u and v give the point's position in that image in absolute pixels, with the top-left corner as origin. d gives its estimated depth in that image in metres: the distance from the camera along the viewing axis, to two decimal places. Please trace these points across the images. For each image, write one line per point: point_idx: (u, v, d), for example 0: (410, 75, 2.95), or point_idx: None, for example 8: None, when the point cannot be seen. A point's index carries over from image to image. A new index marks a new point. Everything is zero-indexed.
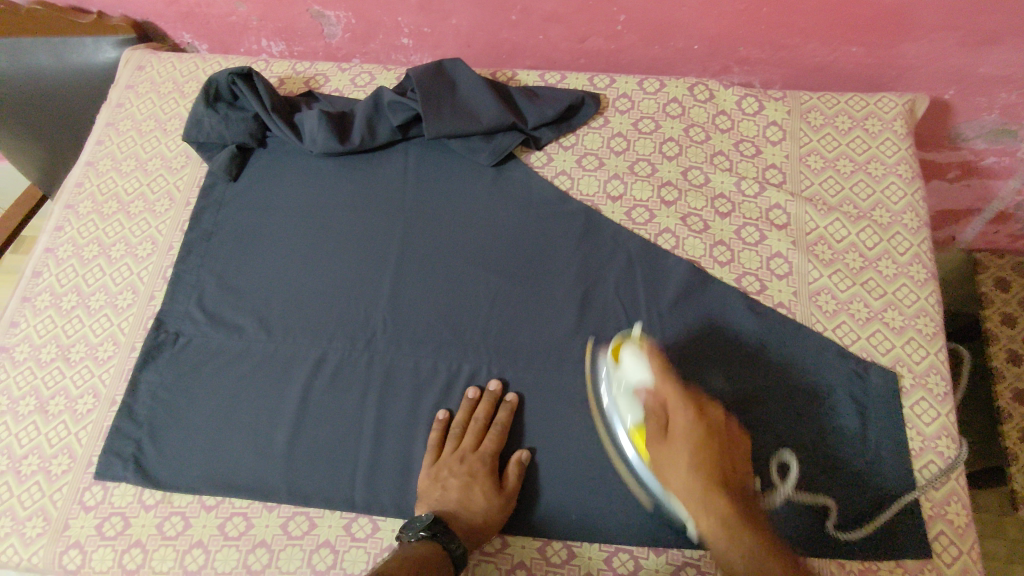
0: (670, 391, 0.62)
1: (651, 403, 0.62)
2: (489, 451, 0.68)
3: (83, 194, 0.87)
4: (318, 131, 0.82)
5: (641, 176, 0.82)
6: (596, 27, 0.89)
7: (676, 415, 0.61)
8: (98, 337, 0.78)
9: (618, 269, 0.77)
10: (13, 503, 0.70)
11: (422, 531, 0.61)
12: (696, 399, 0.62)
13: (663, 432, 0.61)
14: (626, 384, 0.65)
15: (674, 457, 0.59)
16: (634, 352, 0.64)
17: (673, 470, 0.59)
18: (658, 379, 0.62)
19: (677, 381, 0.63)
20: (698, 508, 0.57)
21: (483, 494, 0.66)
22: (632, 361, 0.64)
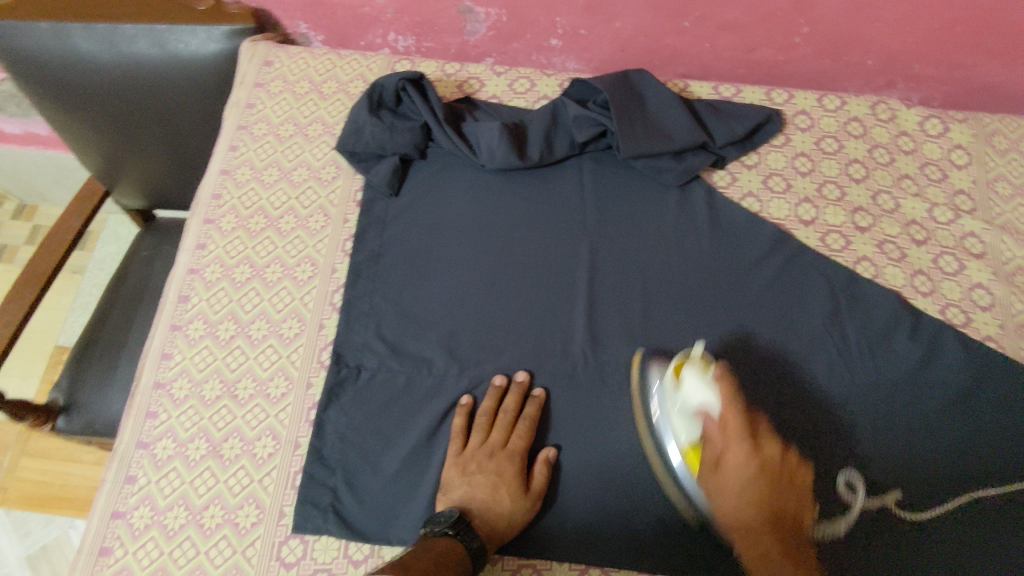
0: (733, 423, 0.60)
1: (710, 428, 0.61)
2: (518, 449, 0.65)
3: (223, 207, 0.79)
4: (497, 145, 0.76)
5: (831, 201, 0.79)
6: (772, 37, 0.84)
7: (732, 449, 0.59)
8: (267, 371, 0.71)
9: (822, 296, 0.73)
10: (201, 562, 0.63)
11: (446, 528, 0.58)
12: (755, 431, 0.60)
13: (716, 466, 0.60)
14: (686, 406, 0.62)
15: (726, 491, 0.58)
16: (697, 375, 0.62)
17: (724, 480, 0.59)
18: (725, 409, 0.60)
19: (741, 413, 0.61)
20: (742, 541, 0.57)
21: (509, 491, 0.62)
22: (699, 386, 0.62)
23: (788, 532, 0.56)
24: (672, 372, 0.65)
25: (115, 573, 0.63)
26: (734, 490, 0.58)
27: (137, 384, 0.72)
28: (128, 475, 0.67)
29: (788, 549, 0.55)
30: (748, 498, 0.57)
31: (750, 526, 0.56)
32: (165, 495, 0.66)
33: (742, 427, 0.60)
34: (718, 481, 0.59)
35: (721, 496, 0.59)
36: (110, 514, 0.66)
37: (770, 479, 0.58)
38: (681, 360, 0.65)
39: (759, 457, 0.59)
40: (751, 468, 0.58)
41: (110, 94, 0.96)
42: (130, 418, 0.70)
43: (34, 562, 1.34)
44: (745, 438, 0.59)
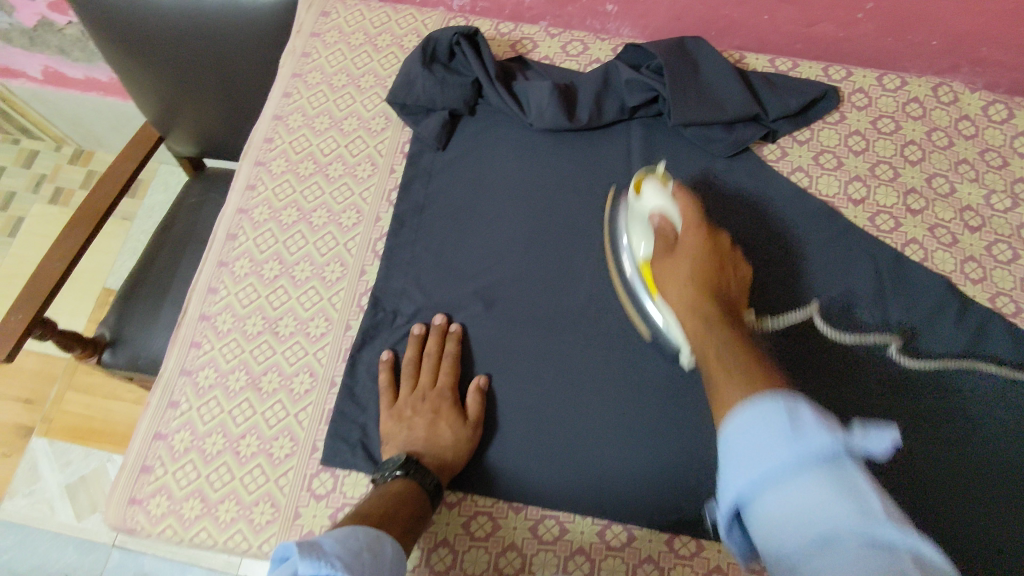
0: (692, 238, 0.65)
1: (666, 229, 0.67)
2: (447, 384, 0.67)
3: (274, 150, 0.81)
4: (547, 106, 0.76)
5: (883, 181, 0.77)
6: (834, 13, 0.82)
7: (688, 235, 0.65)
8: (308, 312, 0.73)
9: (867, 274, 0.72)
10: (235, 487, 0.66)
11: (396, 470, 0.60)
12: (710, 227, 0.67)
13: (670, 249, 0.66)
14: (643, 213, 0.70)
15: (676, 266, 0.63)
16: (655, 186, 0.70)
17: (677, 259, 0.64)
18: (681, 211, 0.67)
19: (696, 213, 0.67)
20: (691, 323, 0.59)
21: (449, 424, 0.65)
22: (655, 193, 0.69)
23: (726, 312, 0.59)
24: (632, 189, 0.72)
25: (154, 490, 0.66)
26: (677, 276, 0.63)
27: (183, 315, 0.74)
28: (171, 400, 0.70)
29: (722, 314, 0.59)
30: (696, 270, 0.62)
31: (696, 309, 0.59)
32: (204, 421, 0.69)
33: (699, 232, 0.65)
34: (665, 279, 0.64)
35: (668, 276, 0.64)
36: (153, 436, 0.68)
37: (719, 261, 0.64)
38: (643, 176, 0.73)
39: (709, 247, 0.64)
40: (702, 243, 0.64)
41: (171, 39, 0.98)
42: (175, 347, 0.72)
43: (73, 491, 1.43)
44: (700, 235, 0.65)
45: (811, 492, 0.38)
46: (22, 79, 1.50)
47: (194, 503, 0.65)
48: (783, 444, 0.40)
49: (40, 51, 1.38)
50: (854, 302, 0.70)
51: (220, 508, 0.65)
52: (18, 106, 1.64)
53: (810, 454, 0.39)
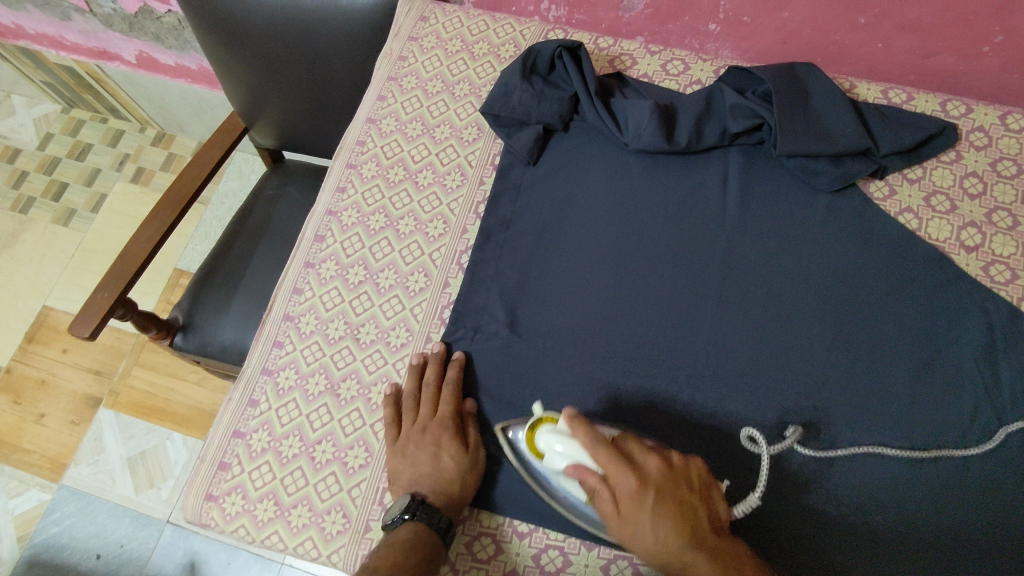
0: (620, 482, 0.54)
1: (588, 483, 0.55)
2: (448, 414, 0.65)
3: (366, 154, 0.81)
4: (646, 125, 0.74)
5: (1001, 229, 0.72)
6: (958, 44, 0.77)
7: (619, 483, 0.54)
8: (390, 320, 0.73)
9: (977, 329, 0.67)
10: (309, 493, 0.66)
11: (403, 514, 0.59)
12: (632, 456, 0.56)
13: (614, 507, 0.54)
14: (556, 469, 0.57)
15: (633, 530, 0.54)
16: (555, 434, 0.57)
17: (632, 529, 0.54)
18: (593, 453, 0.55)
19: (608, 445, 0.55)
20: (693, 570, 0.52)
21: (453, 455, 0.63)
22: (559, 443, 0.56)
23: (706, 533, 0.54)
24: (525, 442, 0.60)
25: (231, 487, 0.67)
26: (649, 546, 0.53)
27: (268, 313, 0.75)
28: (251, 398, 0.70)
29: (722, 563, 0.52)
30: (665, 518, 0.53)
31: (682, 544, 0.52)
32: (283, 423, 0.69)
33: (618, 465, 0.54)
34: (626, 531, 0.54)
35: (638, 540, 0.53)
36: (232, 432, 0.69)
37: (678, 499, 0.54)
38: (533, 424, 0.60)
39: (651, 488, 0.54)
40: (647, 499, 0.53)
41: (270, 35, 1.00)
42: (259, 345, 0.73)
43: (133, 465, 1.47)
44: (640, 479, 0.54)
45: None
46: (117, 61, 1.55)
47: (268, 505, 0.65)
48: None
49: (136, 37, 1.42)
50: (962, 358, 0.66)
51: (293, 513, 0.65)
52: (109, 88, 1.70)
53: None
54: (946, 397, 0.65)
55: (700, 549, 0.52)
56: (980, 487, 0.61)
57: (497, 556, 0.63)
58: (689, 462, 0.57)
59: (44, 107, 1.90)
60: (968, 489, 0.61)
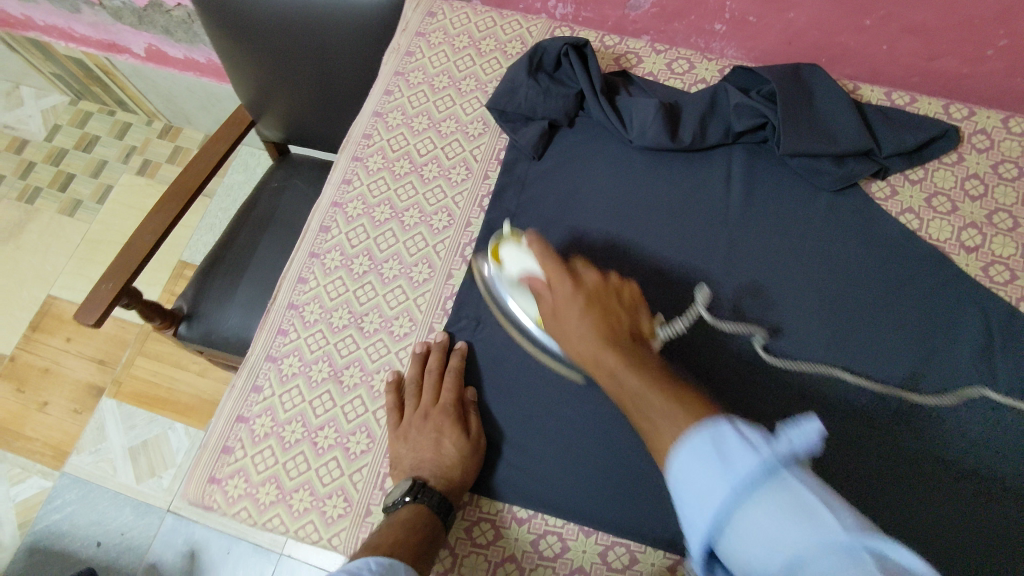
0: (551, 271, 0.60)
1: (539, 292, 0.62)
2: (450, 400, 0.65)
3: (372, 147, 0.82)
4: (651, 122, 0.75)
5: (1001, 230, 0.73)
6: (961, 48, 0.78)
7: (557, 285, 0.59)
8: (393, 310, 0.73)
9: (976, 328, 0.68)
10: (311, 477, 0.66)
11: (405, 495, 0.59)
12: (572, 267, 0.61)
13: (551, 312, 0.59)
14: (513, 279, 0.67)
15: (562, 326, 0.58)
16: (511, 247, 0.66)
17: (564, 325, 0.58)
18: (539, 257, 0.62)
19: (554, 258, 0.61)
20: (607, 356, 0.53)
21: (451, 441, 0.63)
22: (517, 254, 0.65)
23: (628, 341, 0.54)
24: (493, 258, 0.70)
25: (234, 471, 0.68)
26: (573, 330, 0.56)
27: (273, 302, 0.75)
28: (255, 384, 0.71)
29: (639, 361, 0.51)
30: (586, 321, 0.55)
31: (605, 332, 0.54)
32: (286, 409, 0.70)
33: (559, 271, 0.60)
34: (560, 327, 0.58)
35: (568, 338, 0.57)
36: (235, 418, 0.70)
37: (603, 306, 0.57)
38: (497, 243, 0.71)
39: (583, 290, 0.58)
40: (578, 298, 0.57)
41: (279, 29, 1.01)
42: (263, 332, 0.74)
43: (135, 453, 1.48)
44: (571, 280, 0.59)
45: (764, 516, 0.37)
46: (126, 54, 1.56)
47: (270, 489, 0.66)
48: (722, 479, 0.39)
49: (146, 30, 1.43)
50: (960, 356, 0.67)
51: (295, 497, 0.66)
52: (118, 80, 1.71)
53: (749, 483, 0.38)
54: (945, 395, 0.65)
55: (611, 344, 0.53)
56: (984, 487, 0.61)
57: (496, 541, 0.64)
58: (626, 287, 0.60)
59: (53, 98, 1.92)
60: (968, 485, 0.61)
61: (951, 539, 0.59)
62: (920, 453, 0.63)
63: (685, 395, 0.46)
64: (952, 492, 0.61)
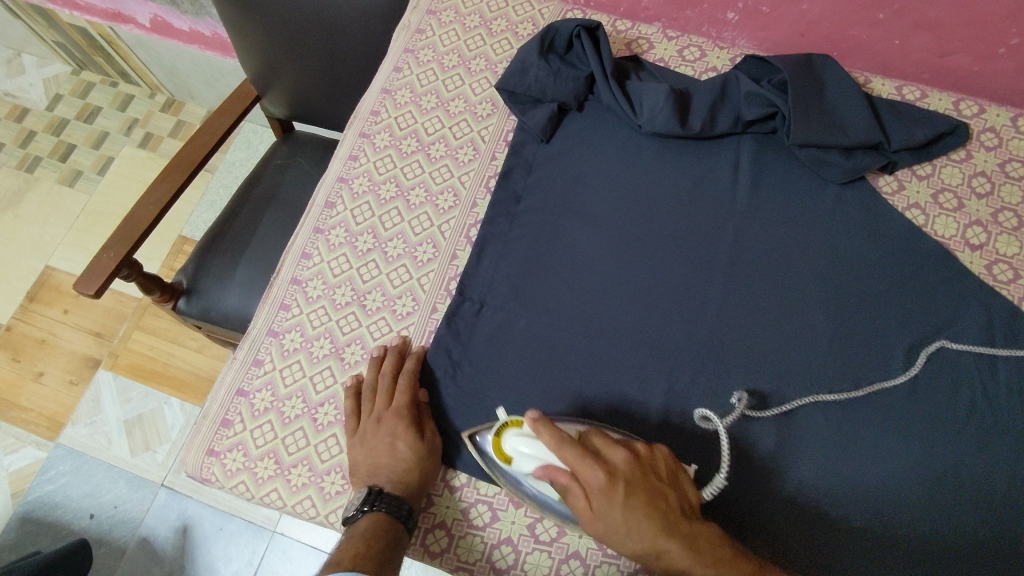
0: (594, 481, 0.53)
1: (559, 482, 0.54)
2: (404, 403, 0.65)
3: (380, 124, 0.82)
4: (661, 108, 0.74)
5: (1006, 229, 0.73)
6: (974, 45, 0.78)
7: (590, 479, 0.53)
8: (397, 289, 0.73)
9: (977, 324, 0.68)
10: (310, 454, 0.67)
11: (362, 506, 0.59)
12: (599, 448, 0.55)
13: (587, 505, 0.53)
14: (523, 473, 0.57)
15: (609, 532, 0.53)
16: (524, 438, 0.57)
17: (607, 518, 0.52)
18: (572, 461, 0.53)
19: (575, 448, 0.54)
20: (672, 553, 0.51)
21: (407, 442, 0.62)
22: (526, 445, 0.56)
23: (686, 516, 0.54)
24: (493, 452, 0.59)
25: (232, 445, 0.67)
26: (631, 529, 0.52)
27: (276, 277, 0.75)
28: (256, 358, 0.71)
29: (710, 541, 0.53)
30: (637, 516, 0.52)
31: (663, 528, 0.52)
32: (286, 384, 0.69)
33: (586, 460, 0.53)
34: (600, 528, 0.53)
35: (613, 538, 0.53)
36: (235, 391, 0.70)
37: (648, 487, 0.54)
38: (498, 429, 0.59)
39: (620, 480, 0.53)
40: (617, 491, 0.52)
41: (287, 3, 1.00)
42: (266, 307, 0.74)
43: (130, 427, 1.48)
44: (615, 476, 0.53)
45: None
46: (131, 24, 1.55)
47: (268, 463, 0.66)
48: None
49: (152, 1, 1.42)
50: (961, 353, 0.67)
51: (293, 472, 0.66)
52: (121, 51, 1.70)
53: None
54: (945, 390, 0.65)
55: (676, 534, 0.52)
56: (982, 486, 0.61)
57: (491, 523, 0.64)
58: (659, 448, 0.57)
59: (55, 68, 1.90)
60: (963, 483, 0.62)
61: (944, 538, 0.60)
62: (919, 447, 0.63)
63: (742, 572, 0.52)
64: (946, 491, 0.61)
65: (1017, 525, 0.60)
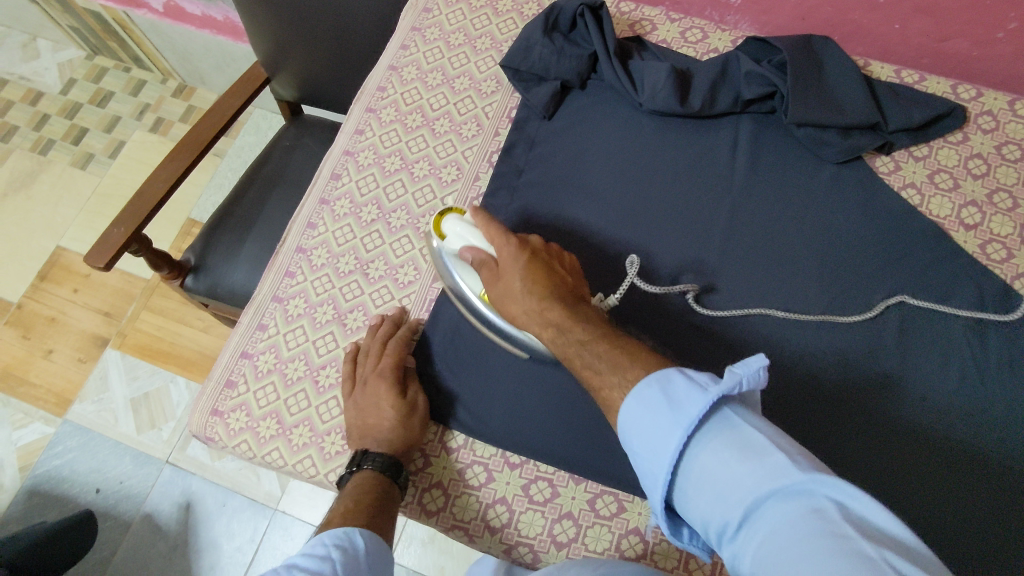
0: (505, 248, 0.63)
1: (477, 257, 0.64)
2: (389, 365, 0.65)
3: (386, 100, 0.83)
4: (662, 86, 0.76)
5: (1000, 210, 0.74)
6: (973, 29, 0.78)
7: (502, 249, 0.63)
8: (399, 259, 0.75)
9: (969, 300, 0.69)
10: (311, 414, 0.68)
11: (351, 468, 0.62)
12: (515, 230, 0.64)
13: (495, 273, 0.63)
14: (454, 250, 0.66)
15: (509, 288, 0.61)
16: (455, 219, 0.66)
17: (507, 283, 0.62)
18: (489, 232, 0.64)
19: (499, 227, 0.64)
20: (550, 313, 0.59)
21: (390, 404, 0.63)
22: (461, 226, 0.65)
23: (571, 297, 0.60)
24: (432, 228, 0.68)
25: (236, 405, 0.69)
26: (519, 287, 0.60)
27: (281, 245, 0.77)
28: (260, 322, 0.73)
29: (576, 311, 0.58)
30: (529, 280, 0.60)
31: (550, 284, 0.60)
32: (289, 347, 0.71)
33: (501, 232, 0.63)
34: (502, 285, 0.62)
35: (508, 297, 0.61)
36: (240, 353, 0.72)
37: (544, 264, 0.62)
38: (441, 211, 0.68)
39: (525, 249, 0.62)
40: (524, 258, 0.62)
41: None
42: (271, 274, 0.75)
43: (136, 405, 1.50)
44: (523, 248, 0.62)
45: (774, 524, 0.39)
46: (145, 9, 1.57)
47: (271, 423, 0.68)
48: (672, 422, 0.46)
49: None
50: (951, 328, 0.68)
51: (294, 432, 0.67)
52: (135, 36, 1.72)
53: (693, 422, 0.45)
54: (933, 363, 0.66)
55: (557, 300, 0.59)
56: (964, 452, 0.63)
57: (487, 484, 0.65)
58: (564, 252, 0.65)
59: (69, 53, 1.93)
60: (947, 449, 0.63)
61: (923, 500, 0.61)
62: (903, 416, 0.65)
63: (619, 340, 0.55)
64: (932, 461, 0.63)
65: (994, 486, 0.62)
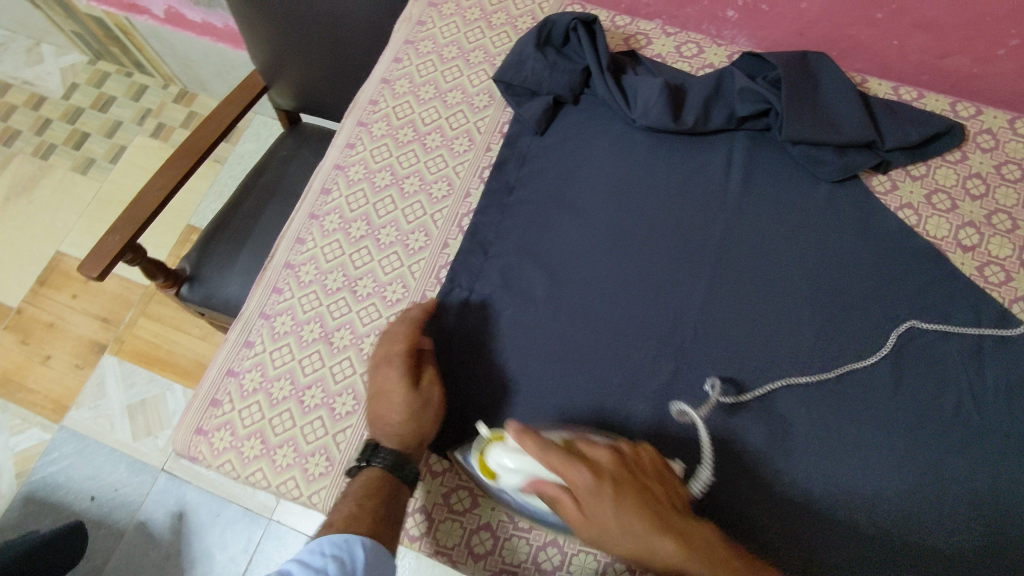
0: (584, 483, 0.53)
1: (545, 491, 0.55)
2: (400, 354, 0.64)
3: (377, 113, 0.83)
4: (655, 102, 0.74)
5: (999, 231, 0.73)
6: (973, 46, 0.77)
7: (579, 486, 0.53)
8: (388, 276, 0.74)
9: (965, 324, 0.67)
10: (296, 434, 0.67)
11: (359, 463, 0.62)
12: (584, 451, 0.55)
13: (577, 510, 0.54)
14: (507, 484, 0.57)
15: (601, 529, 0.53)
16: (506, 450, 0.56)
17: (602, 521, 0.53)
18: (558, 466, 0.53)
19: (558, 453, 0.54)
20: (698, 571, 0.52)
21: (404, 402, 0.61)
22: (509, 459, 0.56)
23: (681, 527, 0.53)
24: (479, 467, 0.58)
25: (221, 424, 0.69)
26: (616, 522, 0.53)
27: (270, 260, 0.76)
28: (247, 340, 0.72)
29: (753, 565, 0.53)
30: (626, 529, 0.53)
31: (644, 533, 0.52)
32: (275, 365, 0.71)
33: (569, 460, 0.54)
34: (589, 527, 0.53)
35: (606, 537, 0.53)
36: (226, 371, 0.71)
37: (639, 486, 0.54)
38: (478, 440, 0.59)
39: (608, 480, 0.54)
40: (604, 489, 0.53)
41: None
42: (258, 290, 0.75)
43: (133, 412, 1.50)
44: (610, 484, 0.53)
45: None
46: (145, 15, 1.57)
47: (255, 443, 0.67)
48: None
49: None
50: (948, 353, 0.66)
51: (278, 453, 0.67)
52: (136, 42, 1.73)
53: None
54: (929, 389, 0.65)
55: (664, 529, 0.53)
56: (963, 483, 0.61)
57: (471, 509, 0.65)
58: (648, 447, 0.57)
59: (71, 58, 1.93)
60: (946, 478, 0.61)
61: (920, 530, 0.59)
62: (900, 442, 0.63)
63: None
64: (931, 491, 0.61)
65: (994, 518, 0.60)
